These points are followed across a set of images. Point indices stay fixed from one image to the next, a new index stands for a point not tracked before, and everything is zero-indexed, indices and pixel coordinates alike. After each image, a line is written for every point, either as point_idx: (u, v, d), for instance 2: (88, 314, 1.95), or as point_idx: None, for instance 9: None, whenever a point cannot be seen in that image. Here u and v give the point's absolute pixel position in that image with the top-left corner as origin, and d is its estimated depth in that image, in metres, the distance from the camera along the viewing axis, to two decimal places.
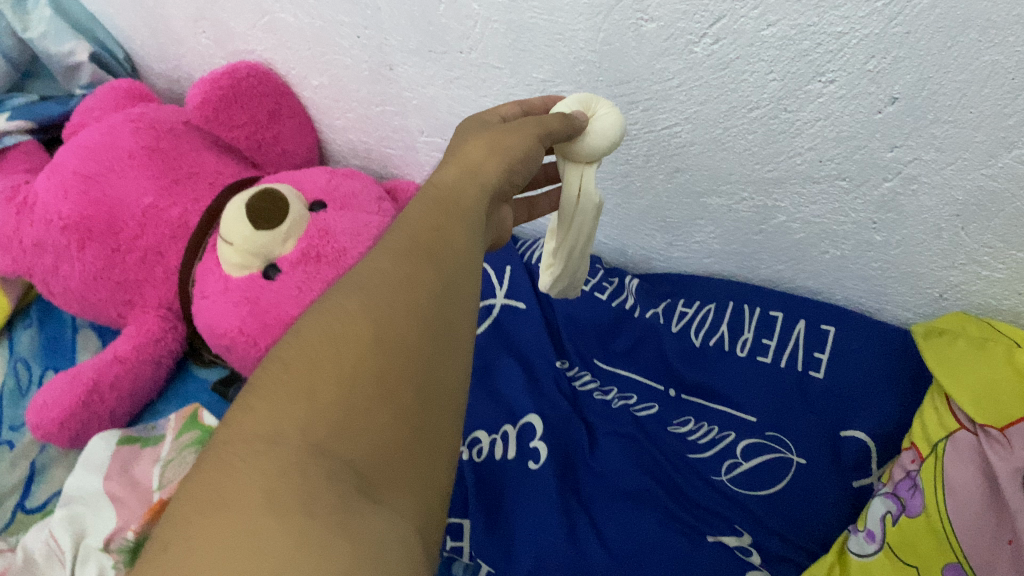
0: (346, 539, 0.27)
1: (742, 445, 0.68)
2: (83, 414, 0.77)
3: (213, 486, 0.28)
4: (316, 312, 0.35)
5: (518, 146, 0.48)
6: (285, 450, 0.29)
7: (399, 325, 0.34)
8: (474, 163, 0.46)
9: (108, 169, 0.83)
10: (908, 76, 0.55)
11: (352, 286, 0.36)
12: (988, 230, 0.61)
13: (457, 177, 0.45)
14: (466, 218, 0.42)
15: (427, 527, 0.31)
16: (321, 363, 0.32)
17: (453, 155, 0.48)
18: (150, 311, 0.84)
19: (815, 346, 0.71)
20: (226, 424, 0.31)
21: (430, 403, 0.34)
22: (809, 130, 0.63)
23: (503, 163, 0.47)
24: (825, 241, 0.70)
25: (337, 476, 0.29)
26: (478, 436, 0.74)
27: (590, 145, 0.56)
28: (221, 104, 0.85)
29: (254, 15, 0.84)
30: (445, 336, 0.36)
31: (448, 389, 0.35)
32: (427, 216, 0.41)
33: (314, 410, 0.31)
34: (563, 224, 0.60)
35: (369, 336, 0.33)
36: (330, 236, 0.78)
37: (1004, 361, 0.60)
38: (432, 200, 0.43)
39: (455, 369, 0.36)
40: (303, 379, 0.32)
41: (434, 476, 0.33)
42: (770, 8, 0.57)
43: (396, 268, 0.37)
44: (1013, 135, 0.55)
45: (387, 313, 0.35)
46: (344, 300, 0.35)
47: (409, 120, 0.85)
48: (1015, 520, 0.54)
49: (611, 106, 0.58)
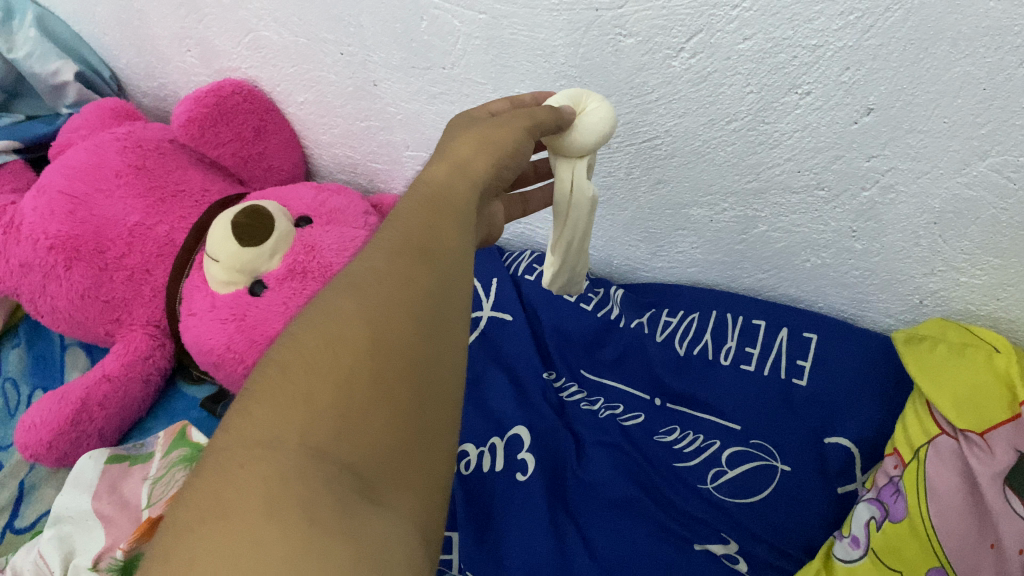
0: (350, 546, 0.26)
1: (728, 453, 0.69)
2: (71, 434, 0.77)
3: (212, 498, 0.27)
4: (311, 315, 0.35)
5: (507, 140, 0.48)
6: (284, 455, 0.29)
7: (396, 324, 0.34)
8: (464, 159, 0.46)
9: (94, 189, 0.84)
10: (882, 87, 0.56)
11: (345, 287, 0.36)
12: (966, 237, 0.62)
13: (448, 173, 0.44)
14: (457, 214, 0.42)
15: (431, 529, 0.31)
16: (317, 366, 0.32)
17: (442, 152, 0.47)
18: (138, 329, 0.84)
19: (798, 354, 0.72)
20: (222, 434, 0.30)
21: (431, 400, 0.33)
22: (787, 141, 0.64)
23: (491, 157, 0.47)
24: (806, 249, 0.71)
25: (339, 479, 0.29)
26: (466, 449, 0.73)
27: (578, 140, 0.55)
28: (207, 121, 0.86)
29: (238, 32, 0.85)
30: (442, 332, 0.35)
31: (448, 385, 0.34)
32: (418, 214, 0.40)
33: (312, 414, 0.30)
34: (558, 219, 0.59)
35: (365, 336, 0.33)
36: (316, 252, 0.79)
37: (985, 367, 0.61)
38: (424, 197, 0.42)
39: (454, 365, 0.35)
40: (299, 382, 0.31)
41: (439, 474, 0.32)
42: (746, 22, 0.57)
43: (389, 267, 0.36)
44: (986, 144, 0.56)
45: (382, 311, 0.34)
46: (338, 301, 0.35)
47: (394, 134, 0.86)
48: (997, 524, 0.56)
49: (600, 102, 0.57)
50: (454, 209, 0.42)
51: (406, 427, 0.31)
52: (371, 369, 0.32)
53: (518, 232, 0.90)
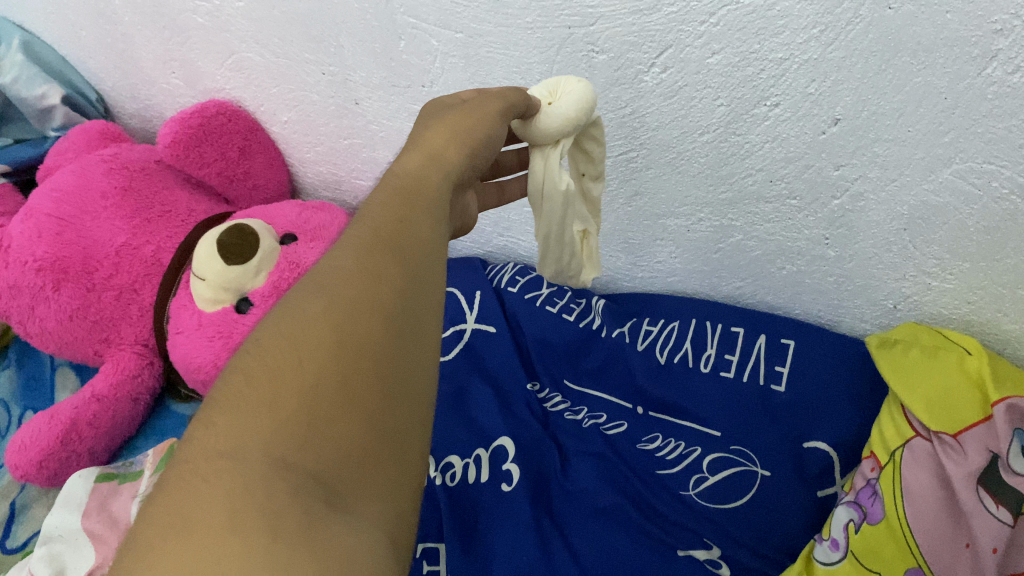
0: (311, 556, 0.27)
1: (708, 459, 0.70)
2: (61, 453, 0.78)
3: (176, 508, 0.28)
4: (278, 318, 0.35)
5: (480, 129, 0.49)
6: (249, 467, 0.29)
7: (361, 327, 0.35)
8: (437, 149, 0.47)
9: (81, 211, 0.85)
10: (847, 97, 0.58)
11: (313, 289, 0.36)
12: (935, 242, 0.63)
13: (422, 165, 0.45)
14: (428, 209, 0.42)
15: (399, 532, 0.31)
16: (283, 372, 0.33)
17: (414, 144, 0.48)
18: (127, 348, 0.85)
19: (775, 361, 0.73)
20: (190, 440, 0.31)
21: (398, 402, 0.34)
22: (758, 152, 0.65)
23: (464, 149, 0.48)
24: (781, 257, 0.72)
25: (304, 487, 0.30)
26: (451, 461, 0.74)
27: (545, 125, 0.54)
28: (192, 141, 0.87)
29: (221, 55, 0.86)
30: (409, 333, 0.36)
31: (416, 384, 0.35)
32: (389, 208, 0.41)
33: (278, 422, 0.31)
34: (536, 211, 0.58)
35: (330, 342, 0.34)
36: (301, 269, 0.81)
37: (957, 369, 0.63)
38: (395, 191, 0.43)
39: (423, 365, 0.36)
40: (265, 390, 0.32)
41: (408, 473, 0.33)
42: (713, 37, 0.59)
43: (358, 267, 0.37)
44: (950, 151, 0.57)
45: (349, 315, 0.35)
46: (305, 305, 0.36)
47: (377, 151, 0.87)
48: (971, 522, 0.56)
49: (577, 85, 0.55)
50: (425, 204, 0.43)
51: (372, 432, 0.32)
52: (336, 376, 0.33)
53: (501, 246, 0.91)
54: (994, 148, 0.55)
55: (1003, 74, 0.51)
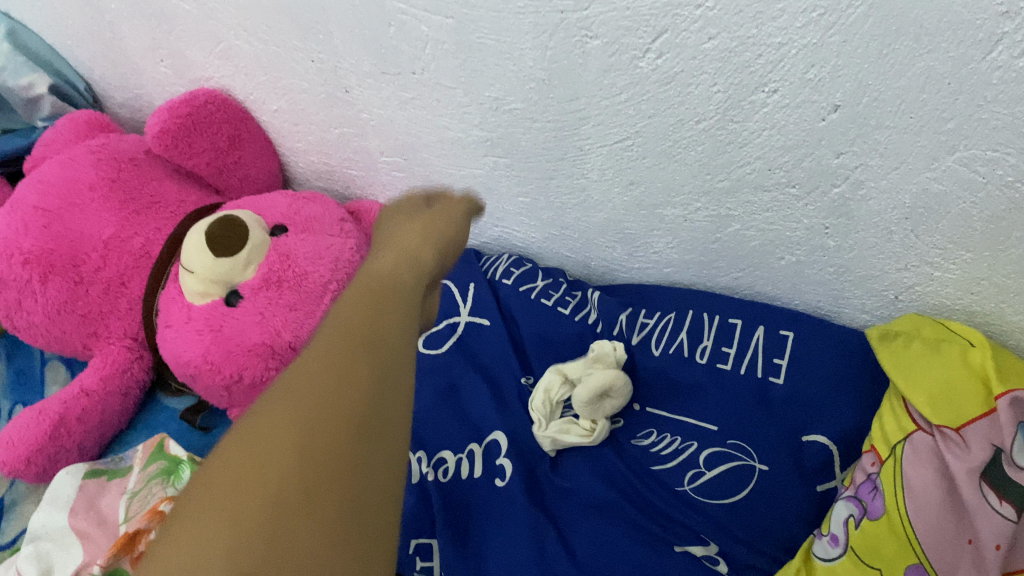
0: None
1: (705, 454, 0.69)
2: (50, 449, 0.77)
3: None
4: (245, 421, 0.34)
5: (449, 240, 0.49)
6: None
7: (328, 431, 0.32)
8: (411, 249, 0.46)
9: (68, 202, 0.83)
10: (848, 83, 0.56)
11: (281, 386, 0.34)
12: (937, 232, 0.62)
13: (396, 261, 0.44)
14: (405, 301, 0.40)
15: None
16: (243, 486, 0.31)
17: (390, 242, 0.47)
18: (115, 342, 0.84)
19: (774, 352, 0.71)
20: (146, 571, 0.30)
21: (365, 521, 0.32)
22: (756, 140, 0.63)
23: (434, 248, 0.47)
24: (780, 247, 0.71)
25: None
26: (444, 457, 0.73)
27: None
28: (181, 131, 0.85)
29: (209, 42, 0.85)
30: (380, 437, 0.34)
31: (385, 499, 0.33)
32: (364, 297, 0.39)
33: (234, 547, 0.29)
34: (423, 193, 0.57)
35: (295, 448, 0.32)
36: (291, 261, 0.79)
37: (959, 362, 0.61)
38: (374, 283, 0.41)
39: (394, 475, 0.34)
40: (224, 511, 0.30)
41: None
42: (710, 21, 0.57)
43: (330, 361, 0.35)
44: (953, 139, 0.55)
45: (316, 415, 0.33)
46: (272, 407, 0.34)
47: (368, 141, 0.85)
48: (974, 520, 0.55)
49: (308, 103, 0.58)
50: (401, 292, 0.41)
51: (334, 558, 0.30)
52: (299, 492, 0.31)
53: (495, 236, 0.89)
54: (998, 136, 0.53)
55: (1009, 58, 0.49)
